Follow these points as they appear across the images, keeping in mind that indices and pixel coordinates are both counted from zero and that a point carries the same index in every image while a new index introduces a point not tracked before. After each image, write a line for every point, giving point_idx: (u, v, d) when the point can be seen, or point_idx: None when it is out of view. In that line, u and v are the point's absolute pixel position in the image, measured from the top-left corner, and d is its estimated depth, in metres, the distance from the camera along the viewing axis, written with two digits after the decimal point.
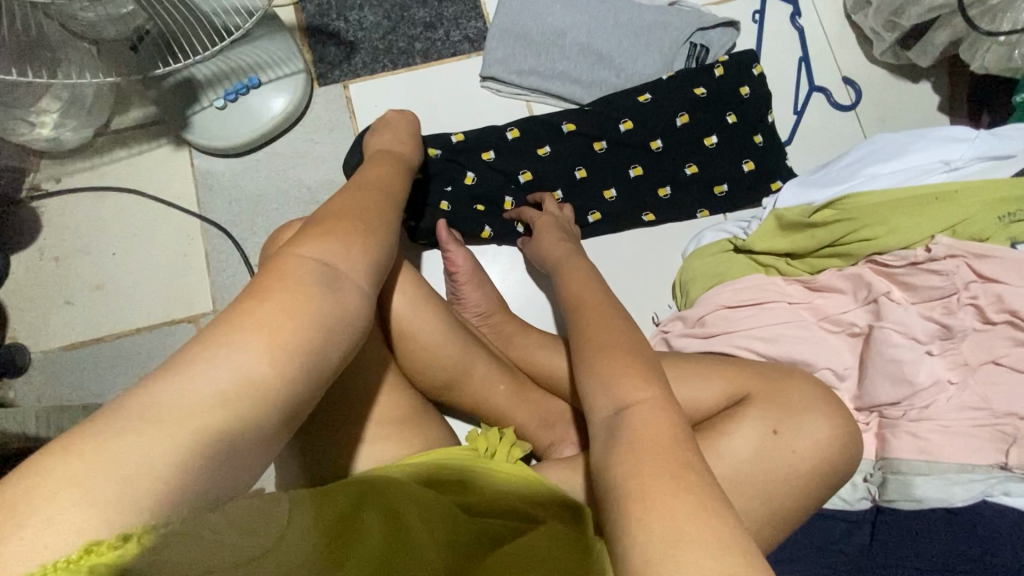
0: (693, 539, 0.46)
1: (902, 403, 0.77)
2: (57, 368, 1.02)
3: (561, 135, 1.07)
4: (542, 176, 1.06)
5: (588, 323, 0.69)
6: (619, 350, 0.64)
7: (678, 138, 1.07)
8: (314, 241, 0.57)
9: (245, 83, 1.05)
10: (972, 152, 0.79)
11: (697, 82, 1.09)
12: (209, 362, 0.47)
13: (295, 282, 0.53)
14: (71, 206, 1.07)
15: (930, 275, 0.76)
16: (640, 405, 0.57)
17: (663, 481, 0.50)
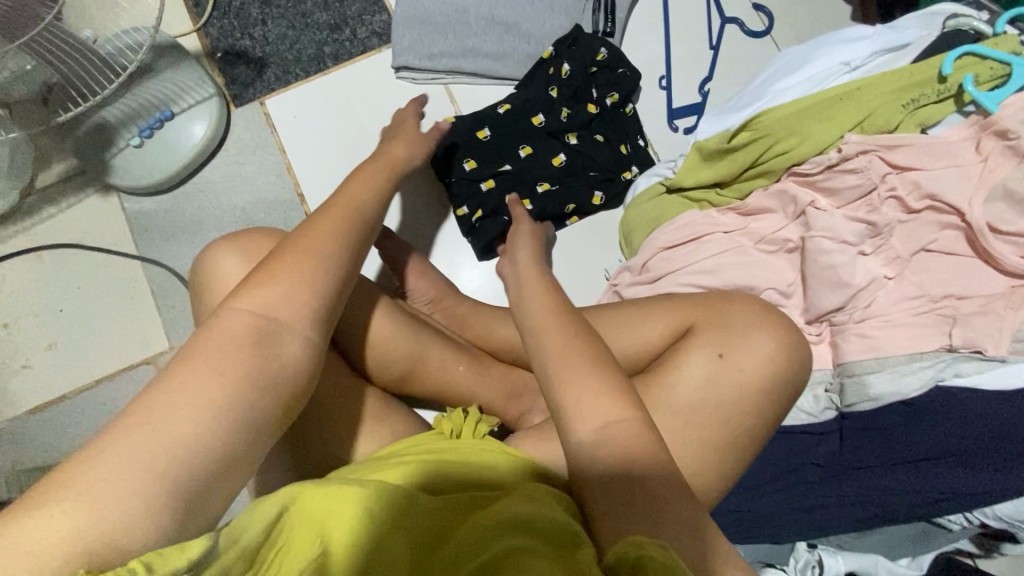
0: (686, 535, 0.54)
1: (846, 307, 0.77)
2: (26, 434, 1.01)
3: (480, 145, 1.03)
4: (483, 163, 1.03)
5: (558, 351, 0.65)
6: (603, 391, 0.60)
7: (598, 98, 1.06)
8: (258, 294, 0.57)
9: (158, 116, 1.04)
10: (871, 49, 0.79)
11: (598, 44, 1.06)
12: (136, 426, 0.47)
13: (234, 340, 0.54)
14: (11, 271, 1.06)
15: (848, 175, 0.76)
16: (629, 419, 0.60)
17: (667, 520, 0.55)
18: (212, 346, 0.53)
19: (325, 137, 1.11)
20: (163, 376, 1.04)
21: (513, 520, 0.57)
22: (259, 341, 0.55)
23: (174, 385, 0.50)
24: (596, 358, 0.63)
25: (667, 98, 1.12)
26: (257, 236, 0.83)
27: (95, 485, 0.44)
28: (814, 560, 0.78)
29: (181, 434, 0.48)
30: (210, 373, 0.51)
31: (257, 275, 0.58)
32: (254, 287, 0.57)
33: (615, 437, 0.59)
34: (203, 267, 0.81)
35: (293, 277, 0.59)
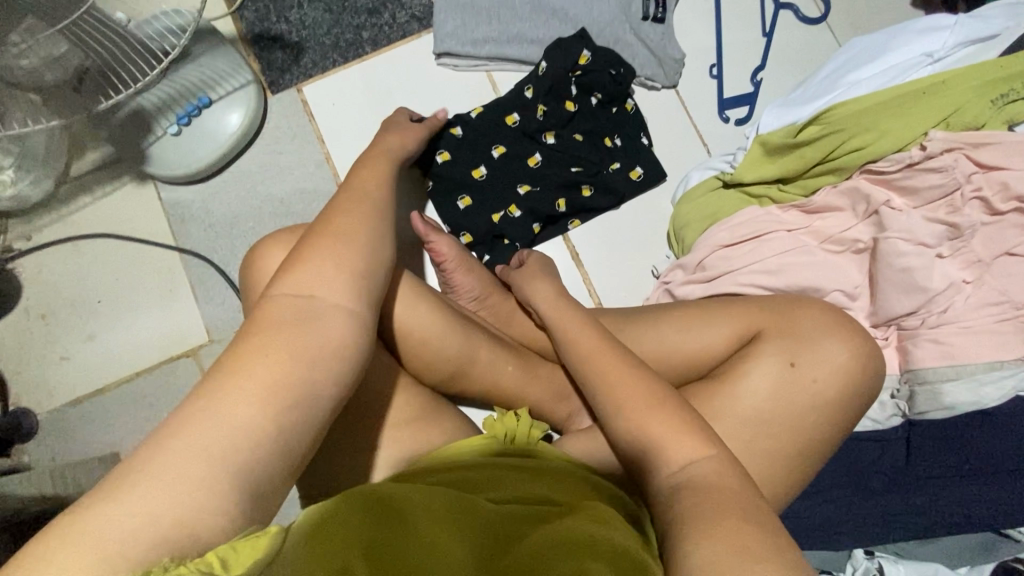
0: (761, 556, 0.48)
1: (920, 311, 0.74)
2: (67, 426, 1.01)
3: (494, 160, 0.99)
4: (496, 176, 0.98)
5: (593, 361, 0.69)
6: (640, 403, 0.62)
7: (598, 101, 1.01)
8: (303, 274, 0.57)
9: (195, 104, 1.01)
10: (955, 39, 0.75)
11: (579, 48, 1.01)
12: (187, 422, 0.46)
13: (281, 325, 0.54)
14: (47, 261, 1.05)
15: (929, 175, 0.73)
16: (698, 463, 0.57)
17: (725, 516, 0.51)
18: (267, 332, 0.53)
19: (364, 126, 1.08)
20: (203, 370, 1.02)
21: (574, 538, 0.56)
22: (303, 323, 0.54)
23: (233, 371, 0.50)
24: (632, 368, 0.66)
25: (718, 87, 1.08)
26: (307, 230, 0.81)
27: (166, 468, 0.44)
28: (875, 569, 0.71)
29: (242, 420, 0.48)
30: (269, 359, 0.51)
31: (297, 262, 0.58)
32: (294, 271, 0.58)
33: (685, 484, 0.56)
34: (254, 261, 0.79)
35: (329, 268, 0.58)
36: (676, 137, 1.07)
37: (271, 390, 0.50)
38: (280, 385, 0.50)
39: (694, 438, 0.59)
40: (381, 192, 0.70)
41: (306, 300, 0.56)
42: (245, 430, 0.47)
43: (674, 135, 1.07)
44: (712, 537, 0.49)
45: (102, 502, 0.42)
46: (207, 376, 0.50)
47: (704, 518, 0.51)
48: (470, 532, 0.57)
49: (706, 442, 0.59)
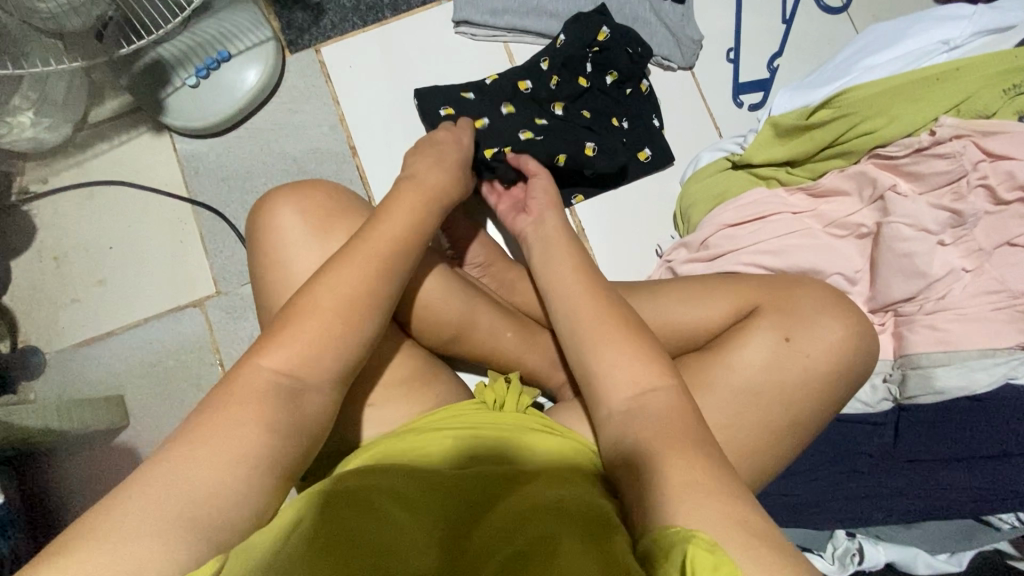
0: (707, 491, 0.51)
1: (918, 297, 0.75)
2: (74, 366, 1.03)
3: (500, 130, 0.98)
4: (501, 143, 0.98)
5: (567, 296, 0.70)
6: (609, 329, 0.64)
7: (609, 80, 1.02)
8: (293, 332, 0.60)
9: (214, 57, 1.03)
10: (971, 28, 0.75)
11: (599, 22, 1.00)
12: (154, 475, 0.50)
13: (260, 386, 0.56)
14: (61, 205, 1.07)
15: (936, 160, 0.74)
16: (659, 391, 0.60)
17: (672, 450, 0.55)
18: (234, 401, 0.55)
19: (380, 90, 1.09)
20: (209, 321, 1.04)
21: (534, 506, 0.56)
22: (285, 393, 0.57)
23: (199, 429, 0.53)
24: (601, 301, 0.68)
25: (734, 71, 1.08)
26: (314, 191, 0.85)
27: (129, 519, 0.47)
28: (855, 549, 0.74)
29: (208, 482, 0.51)
30: (236, 415, 0.54)
31: (277, 330, 0.59)
32: (275, 346, 0.59)
33: (640, 407, 0.59)
34: (263, 217, 0.83)
35: (306, 336, 0.59)
36: (689, 118, 1.08)
37: (239, 453, 0.53)
38: (250, 448, 0.53)
39: (651, 369, 0.61)
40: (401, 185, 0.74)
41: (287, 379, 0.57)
42: (209, 491, 0.51)
43: (688, 116, 1.07)
44: (664, 473, 0.53)
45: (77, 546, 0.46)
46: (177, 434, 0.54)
47: (652, 454, 0.55)
48: (435, 508, 0.57)
49: (665, 370, 0.62)
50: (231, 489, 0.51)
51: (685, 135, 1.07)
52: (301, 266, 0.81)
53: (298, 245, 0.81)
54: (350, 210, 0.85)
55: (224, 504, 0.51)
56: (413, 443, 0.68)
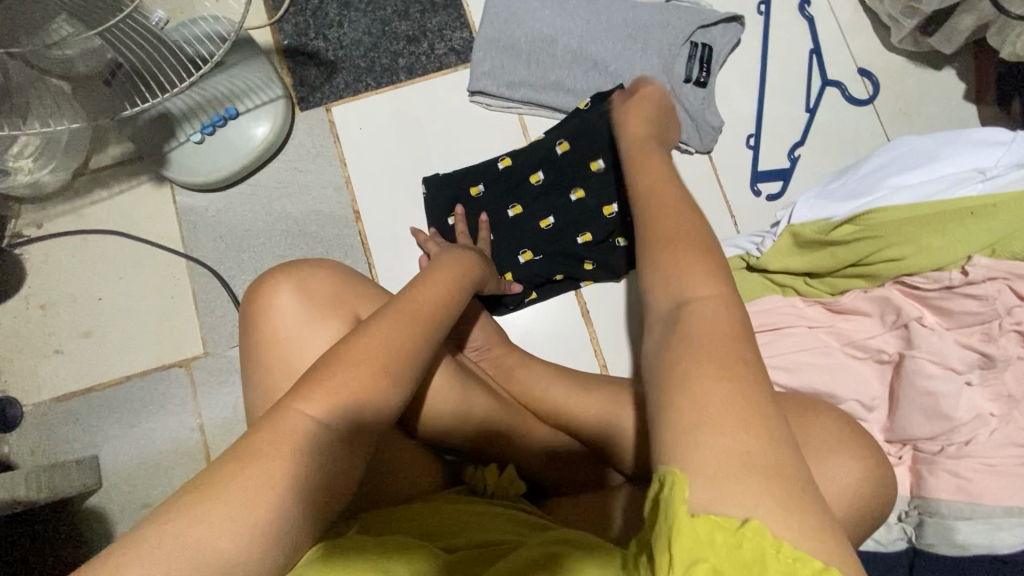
0: (721, 426, 0.42)
1: (940, 438, 0.70)
2: (50, 421, 0.99)
3: (508, 220, 1.01)
4: (508, 235, 1.01)
5: (651, 195, 0.59)
6: (667, 232, 0.54)
7: (623, 165, 0.99)
8: (316, 393, 0.58)
9: (222, 114, 1.00)
10: (1009, 160, 0.71)
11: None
12: (171, 534, 0.49)
13: (285, 440, 0.55)
14: (53, 251, 1.04)
15: (967, 300, 0.70)
16: (702, 301, 0.49)
17: (706, 367, 0.45)
18: (267, 440, 0.55)
19: (389, 155, 1.06)
20: (193, 383, 1.01)
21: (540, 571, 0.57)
22: (314, 451, 0.57)
23: (215, 488, 0.52)
24: (681, 206, 0.56)
25: (753, 159, 1.05)
26: (314, 271, 0.80)
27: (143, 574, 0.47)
28: None
29: (223, 545, 0.50)
30: (260, 474, 0.53)
31: (310, 382, 0.59)
32: (312, 393, 0.58)
33: (680, 317, 0.49)
34: (256, 298, 0.78)
35: (343, 392, 0.59)
36: (703, 206, 1.05)
37: (261, 517, 0.52)
38: (276, 507, 0.53)
39: (715, 277, 0.50)
40: (434, 278, 0.77)
41: (316, 433, 0.57)
42: (223, 555, 0.49)
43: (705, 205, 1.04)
44: (696, 394, 0.44)
45: None
46: (201, 479, 0.53)
47: (688, 365, 0.45)
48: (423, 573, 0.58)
49: (720, 281, 0.50)
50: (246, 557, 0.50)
51: None
52: (295, 350, 0.76)
53: (291, 326, 0.76)
54: (352, 291, 0.80)
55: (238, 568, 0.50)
56: (413, 513, 0.70)
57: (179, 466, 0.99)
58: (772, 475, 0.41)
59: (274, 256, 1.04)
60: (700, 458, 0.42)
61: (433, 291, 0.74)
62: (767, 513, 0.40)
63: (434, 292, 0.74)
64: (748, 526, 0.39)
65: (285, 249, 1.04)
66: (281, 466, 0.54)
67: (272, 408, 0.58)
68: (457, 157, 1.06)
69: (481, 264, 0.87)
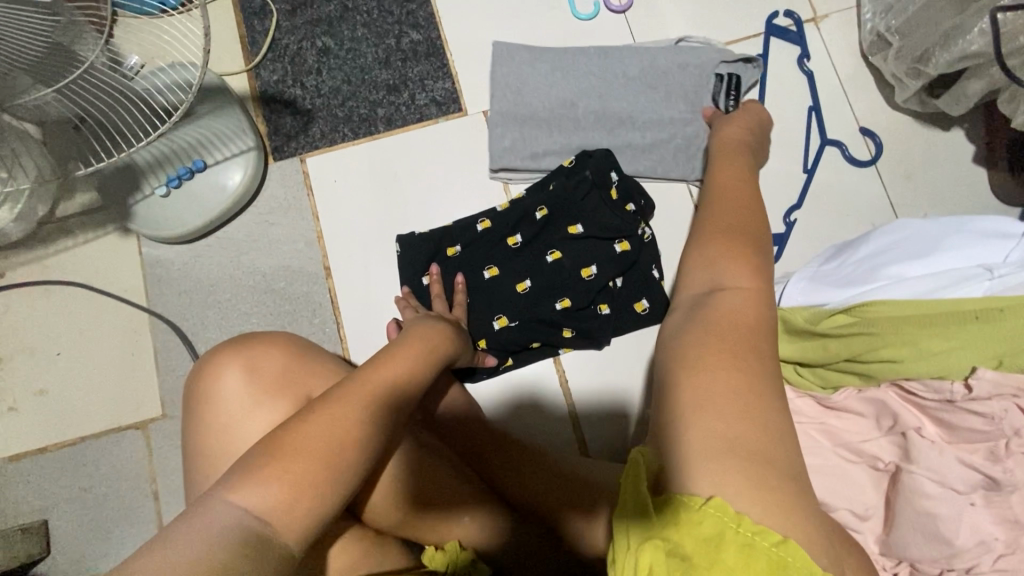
0: (722, 402, 0.46)
1: (941, 563, 0.63)
2: (1, 483, 0.95)
3: (484, 282, 0.96)
4: (483, 301, 0.95)
5: (718, 202, 0.65)
6: (725, 229, 0.60)
7: (606, 228, 0.94)
8: (248, 484, 0.54)
9: (189, 166, 0.96)
10: (1018, 257, 0.65)
11: (608, 168, 0.96)
12: None
13: (208, 533, 0.50)
14: (14, 302, 1.00)
15: (971, 416, 0.62)
16: (736, 291, 0.54)
17: (718, 354, 0.49)
18: (212, 516, 0.52)
19: (363, 210, 1.01)
20: (150, 447, 0.96)
21: None
22: (241, 547, 0.50)
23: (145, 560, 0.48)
24: (746, 210, 0.63)
25: None
26: (267, 348, 0.75)
27: None
28: None
29: None
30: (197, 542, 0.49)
31: (244, 472, 0.55)
32: (250, 481, 0.54)
33: (711, 300, 0.54)
34: (202, 377, 0.73)
35: (281, 479, 0.54)
36: None
37: None
38: None
39: (754, 279, 0.55)
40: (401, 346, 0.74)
41: (243, 528, 0.51)
42: None
43: None
44: (702, 373, 0.48)
45: None
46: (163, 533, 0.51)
47: (701, 352, 0.49)
48: None
49: (755, 277, 0.55)
50: None
51: None
52: (242, 437, 0.71)
53: (238, 412, 0.71)
54: (305, 370, 0.75)
55: None
56: None
57: (131, 536, 0.94)
58: (757, 456, 0.44)
59: (241, 314, 1.00)
60: (696, 428, 0.46)
61: (399, 363, 0.70)
62: (736, 494, 0.42)
63: (401, 361, 0.70)
64: (709, 503, 0.42)
65: (252, 306, 1.00)
66: (237, 522, 0.52)
67: (201, 501, 0.54)
68: (434, 214, 1.01)
69: (450, 334, 0.82)
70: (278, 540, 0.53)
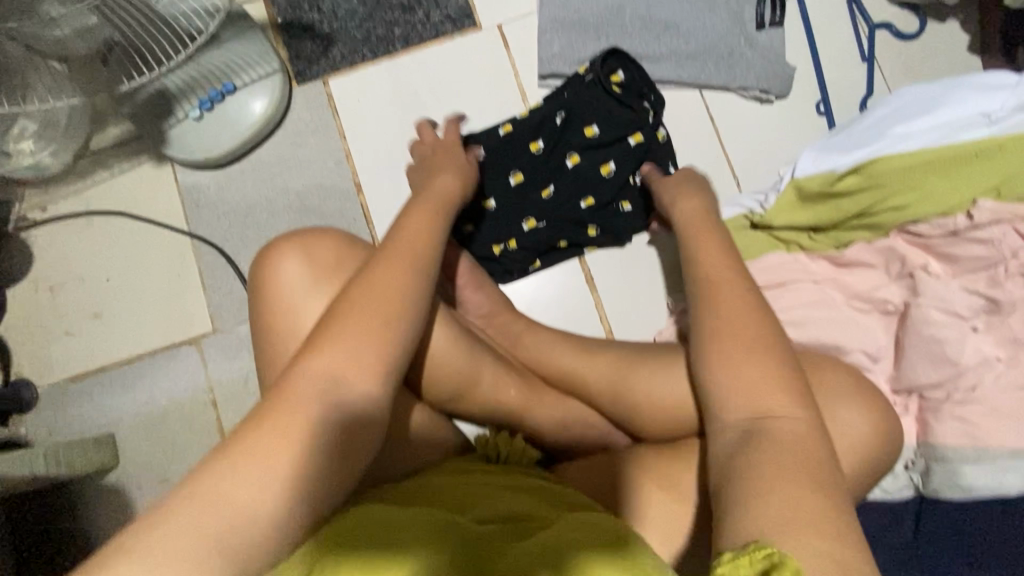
0: (802, 530, 0.46)
1: (946, 385, 0.71)
2: (65, 400, 1.00)
3: (510, 188, 1.00)
4: (511, 205, 1.00)
5: (705, 264, 0.68)
6: (741, 343, 0.60)
7: (622, 128, 0.99)
8: (329, 347, 0.57)
9: (218, 89, 1.00)
10: (1013, 101, 0.72)
11: (615, 66, 1.00)
12: (195, 497, 0.48)
13: (300, 399, 0.54)
14: (60, 234, 1.04)
15: (973, 245, 0.71)
16: (790, 421, 0.55)
17: (793, 487, 0.49)
18: (292, 405, 0.54)
19: (389, 126, 1.05)
20: (204, 360, 1.02)
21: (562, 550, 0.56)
22: (325, 403, 0.55)
23: (238, 444, 0.51)
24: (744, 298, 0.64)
25: (756, 119, 1.05)
26: (318, 240, 0.80)
27: (166, 537, 0.46)
28: None
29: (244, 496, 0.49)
30: (283, 429, 0.52)
31: (321, 334, 0.58)
32: (326, 346, 0.57)
33: (763, 430, 0.54)
34: (258, 269, 0.78)
35: (356, 339, 0.58)
36: (709, 166, 1.04)
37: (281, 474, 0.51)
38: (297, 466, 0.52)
39: (797, 402, 0.56)
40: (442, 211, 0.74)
41: (326, 389, 0.55)
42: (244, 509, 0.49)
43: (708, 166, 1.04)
44: (787, 502, 0.48)
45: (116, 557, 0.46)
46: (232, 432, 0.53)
47: (768, 481, 0.50)
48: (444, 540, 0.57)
49: (795, 402, 0.56)
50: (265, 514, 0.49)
51: None
52: (300, 320, 0.76)
53: (294, 298, 0.76)
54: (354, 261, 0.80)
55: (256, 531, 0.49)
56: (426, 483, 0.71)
57: (194, 442, 1.00)
58: (829, 534, 0.46)
59: (279, 231, 1.05)
60: (789, 557, 0.45)
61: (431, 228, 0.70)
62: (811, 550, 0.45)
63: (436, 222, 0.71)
64: None
65: (289, 222, 1.05)
66: (299, 421, 0.53)
67: (285, 368, 0.57)
68: None
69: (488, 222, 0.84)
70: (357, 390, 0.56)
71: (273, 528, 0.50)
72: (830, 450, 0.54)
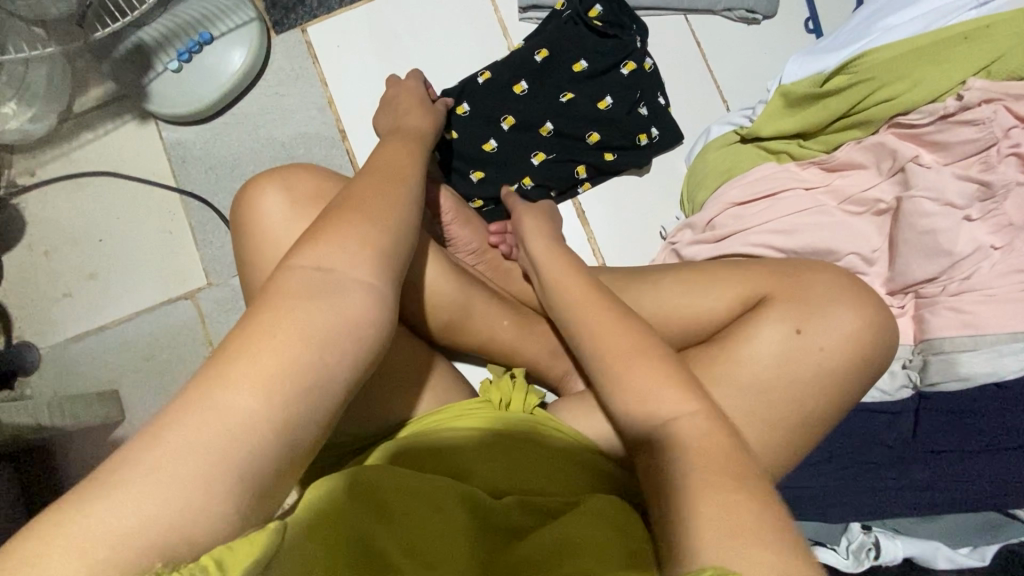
0: (742, 535, 0.44)
1: (941, 278, 0.76)
2: (68, 360, 1.01)
3: (505, 132, 0.97)
4: (510, 151, 0.97)
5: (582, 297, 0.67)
6: (624, 344, 0.59)
7: (608, 60, 0.97)
8: (316, 245, 0.52)
9: (196, 40, 0.99)
10: None
11: (592, 2, 0.98)
12: (186, 411, 0.43)
13: (294, 295, 0.49)
14: (51, 198, 1.04)
15: (963, 128, 0.74)
16: (680, 418, 0.54)
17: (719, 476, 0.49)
18: (270, 307, 0.48)
19: (371, 70, 1.04)
20: (201, 312, 1.03)
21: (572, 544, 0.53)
22: (320, 290, 0.49)
23: (232, 353, 0.45)
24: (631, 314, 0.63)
25: (742, 40, 1.03)
26: (298, 175, 0.79)
27: (161, 460, 0.41)
28: (871, 543, 0.72)
29: (241, 408, 0.43)
30: (282, 339, 0.46)
31: (318, 229, 0.53)
32: (310, 246, 0.52)
33: (664, 435, 0.54)
34: (241, 204, 0.78)
35: (346, 230, 0.53)
36: (697, 90, 1.03)
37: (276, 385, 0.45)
38: (293, 375, 0.46)
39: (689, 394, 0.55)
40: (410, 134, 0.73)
41: (315, 277, 0.50)
42: (243, 419, 0.43)
43: (698, 90, 1.02)
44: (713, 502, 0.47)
45: (88, 502, 0.39)
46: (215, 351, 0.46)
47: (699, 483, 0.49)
48: (452, 527, 0.55)
49: (686, 391, 0.55)
50: (264, 429, 0.44)
51: (692, 111, 1.02)
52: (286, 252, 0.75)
53: (276, 230, 0.76)
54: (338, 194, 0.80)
55: (257, 448, 0.43)
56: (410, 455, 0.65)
57: None
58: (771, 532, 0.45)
59: None
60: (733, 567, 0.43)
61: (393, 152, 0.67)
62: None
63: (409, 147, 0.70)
64: None
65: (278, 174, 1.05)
66: (300, 325, 0.47)
67: (271, 274, 0.51)
68: (439, 65, 1.04)
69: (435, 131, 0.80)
70: (348, 273, 0.51)
71: (271, 452, 0.44)
72: (729, 432, 0.53)
